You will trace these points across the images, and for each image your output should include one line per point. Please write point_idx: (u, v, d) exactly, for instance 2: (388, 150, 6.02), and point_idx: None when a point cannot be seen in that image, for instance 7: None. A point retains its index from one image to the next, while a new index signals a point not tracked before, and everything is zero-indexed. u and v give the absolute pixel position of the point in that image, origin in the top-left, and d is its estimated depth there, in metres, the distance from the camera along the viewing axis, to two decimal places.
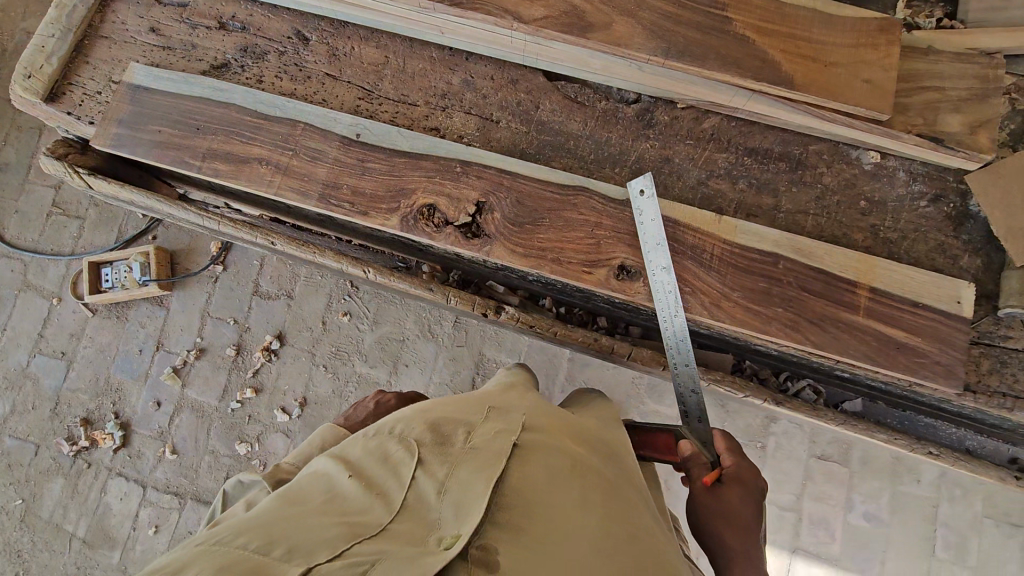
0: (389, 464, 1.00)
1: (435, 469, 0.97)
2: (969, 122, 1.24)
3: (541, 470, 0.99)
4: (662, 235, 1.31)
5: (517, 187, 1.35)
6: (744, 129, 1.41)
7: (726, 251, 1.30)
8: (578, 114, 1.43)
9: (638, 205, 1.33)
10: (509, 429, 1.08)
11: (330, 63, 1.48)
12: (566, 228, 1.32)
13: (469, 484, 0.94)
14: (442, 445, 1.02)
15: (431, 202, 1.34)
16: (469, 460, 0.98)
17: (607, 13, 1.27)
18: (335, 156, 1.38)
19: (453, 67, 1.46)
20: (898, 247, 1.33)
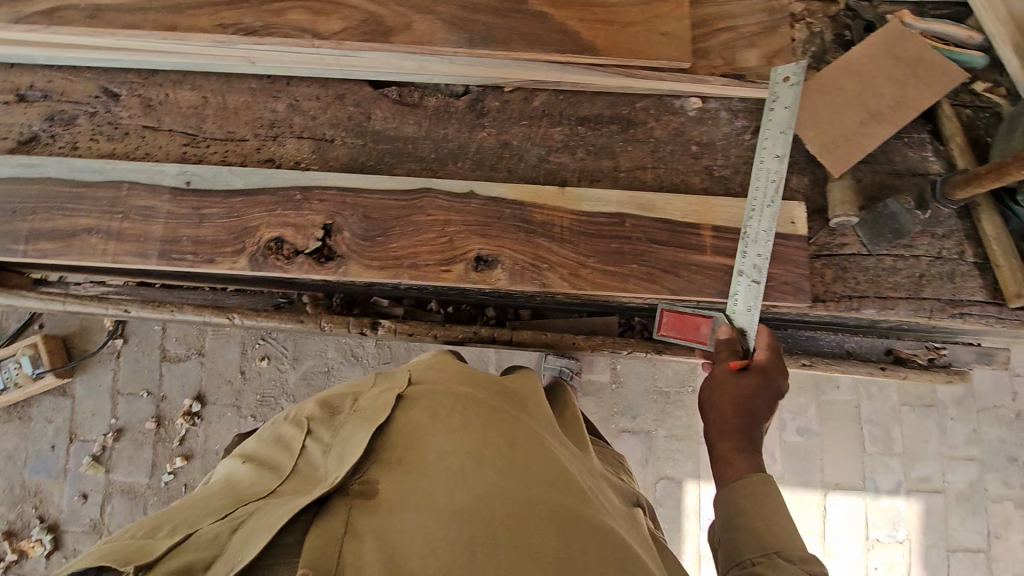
0: (284, 445, 1.17)
1: (322, 438, 1.13)
2: (765, 54, 1.32)
3: (423, 409, 1.12)
4: (511, 219, 1.33)
5: (360, 202, 1.34)
6: (572, 100, 1.44)
7: (576, 221, 1.33)
8: (410, 116, 1.44)
9: (483, 194, 1.35)
10: (391, 386, 1.23)
11: (146, 114, 1.42)
12: (418, 232, 1.32)
13: (348, 440, 1.08)
14: (330, 417, 1.19)
15: (276, 235, 1.31)
16: (353, 421, 1.14)
17: (406, 15, 1.27)
18: (168, 210, 1.33)
19: (276, 94, 1.43)
20: (734, 181, 1.41)
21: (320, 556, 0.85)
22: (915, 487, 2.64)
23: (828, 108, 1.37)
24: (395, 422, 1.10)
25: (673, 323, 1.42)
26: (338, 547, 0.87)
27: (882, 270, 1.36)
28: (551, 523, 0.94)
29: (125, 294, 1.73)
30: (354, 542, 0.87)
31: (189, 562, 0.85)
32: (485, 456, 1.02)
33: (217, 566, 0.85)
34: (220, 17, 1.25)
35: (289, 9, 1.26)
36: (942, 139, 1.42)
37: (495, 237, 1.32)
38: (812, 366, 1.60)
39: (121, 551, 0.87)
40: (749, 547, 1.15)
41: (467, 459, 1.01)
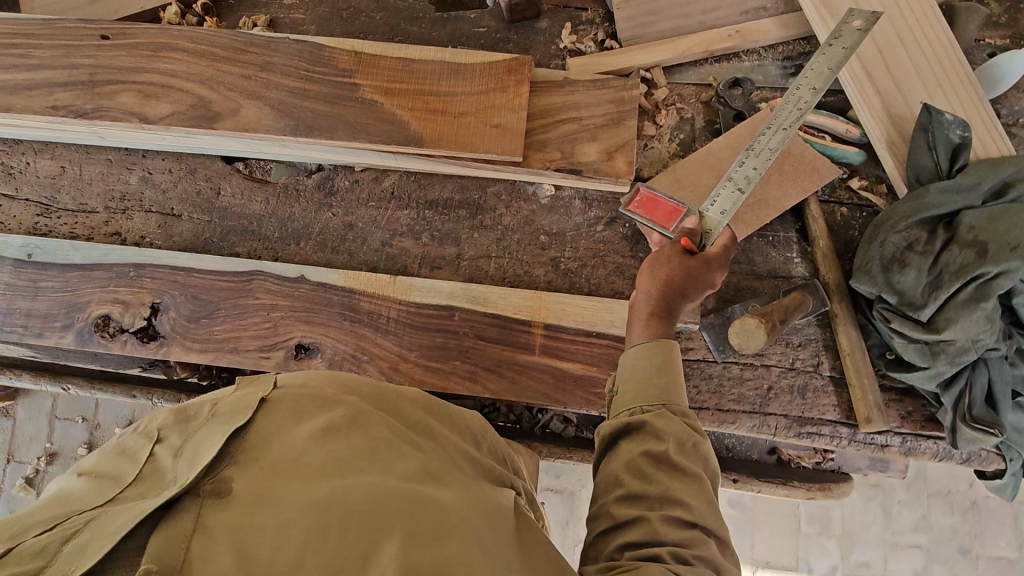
0: (118, 457, 0.73)
1: (172, 446, 0.72)
2: (605, 148, 1.25)
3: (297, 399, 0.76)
4: (338, 307, 1.30)
5: (190, 282, 1.33)
6: (422, 182, 1.41)
7: (402, 312, 1.29)
8: (259, 193, 1.42)
9: (312, 279, 1.32)
10: (260, 384, 0.80)
11: (6, 182, 1.45)
12: (243, 316, 1.30)
13: (204, 440, 0.70)
14: (184, 421, 0.76)
15: (104, 312, 1.32)
16: (214, 422, 0.74)
17: (235, 100, 1.26)
18: (7, 281, 1.35)
19: (130, 166, 1.45)
20: (578, 274, 1.34)
21: (162, 550, 0.59)
22: (852, 573, 2.47)
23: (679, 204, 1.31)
24: (271, 408, 0.75)
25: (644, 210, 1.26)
26: (186, 545, 0.60)
27: (727, 380, 1.27)
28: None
29: None
30: (205, 538, 0.61)
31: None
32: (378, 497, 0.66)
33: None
34: (53, 98, 1.27)
35: (121, 92, 1.27)
36: (809, 240, 1.31)
37: (319, 324, 1.29)
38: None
39: None
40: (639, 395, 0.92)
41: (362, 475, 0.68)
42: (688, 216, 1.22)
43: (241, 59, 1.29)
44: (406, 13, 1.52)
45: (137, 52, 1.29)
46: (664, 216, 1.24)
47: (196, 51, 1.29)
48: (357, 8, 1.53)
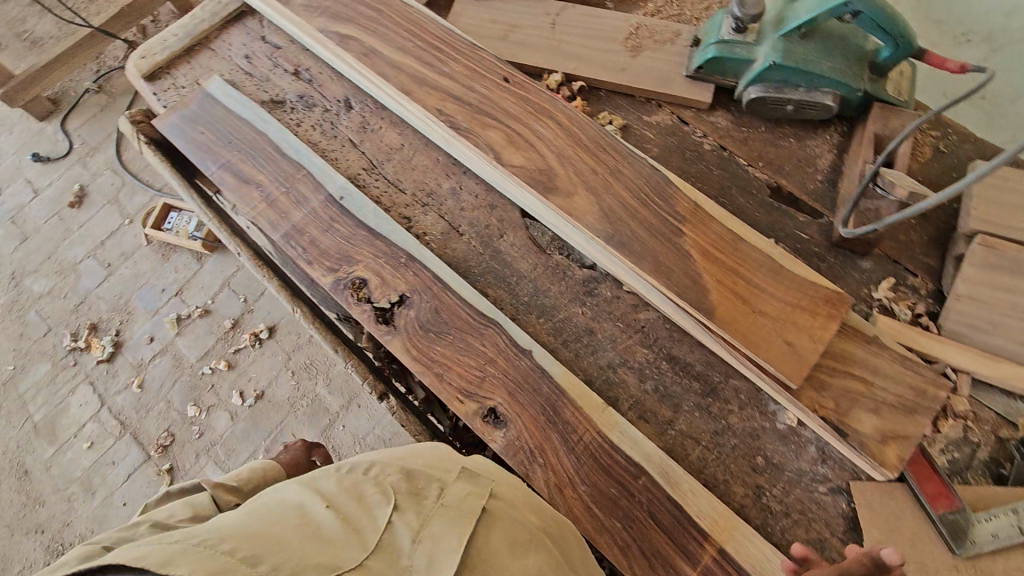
0: (363, 505, 0.98)
1: (411, 517, 0.97)
2: (884, 429, 1.15)
3: (507, 531, 1.01)
4: (543, 398, 1.32)
5: (441, 296, 1.43)
6: (674, 335, 1.40)
7: (596, 442, 1.27)
8: (532, 256, 1.51)
9: (536, 360, 1.35)
10: (480, 491, 1.07)
11: (357, 132, 1.69)
12: (463, 352, 1.36)
13: (440, 537, 0.95)
14: (416, 498, 1.02)
15: (364, 277, 1.46)
16: (445, 512, 1.00)
17: (574, 184, 1.36)
18: (315, 208, 1.55)
19: (450, 174, 1.61)
20: (775, 520, 1.23)
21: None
22: None
23: (924, 527, 1.16)
24: (492, 526, 1.00)
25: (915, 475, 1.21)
26: None
27: None
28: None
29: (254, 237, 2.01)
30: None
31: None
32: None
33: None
34: (442, 104, 1.46)
35: (492, 126, 1.43)
36: None
37: (519, 402, 1.31)
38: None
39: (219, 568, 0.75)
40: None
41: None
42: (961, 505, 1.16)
43: (598, 154, 1.39)
44: (742, 183, 1.55)
45: (522, 104, 1.45)
46: (930, 493, 1.18)
47: (567, 129, 1.42)
48: (702, 155, 1.60)
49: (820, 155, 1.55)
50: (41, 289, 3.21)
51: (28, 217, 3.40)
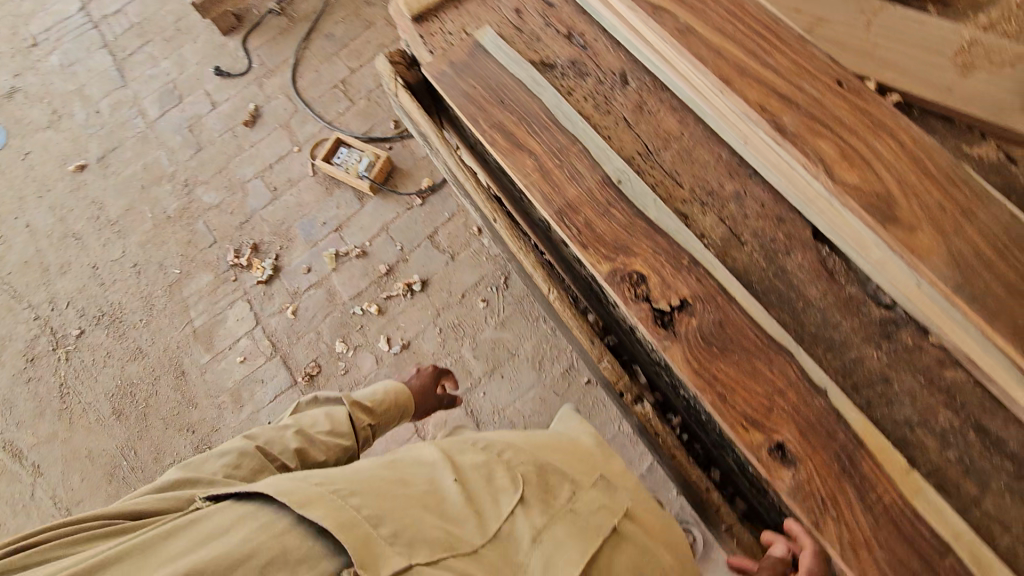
0: (491, 492, 1.22)
1: (535, 513, 1.19)
2: None
3: (629, 556, 1.24)
4: (839, 446, 1.20)
5: (727, 310, 1.32)
6: (987, 404, 1.25)
7: (899, 507, 1.16)
8: (821, 282, 1.38)
9: (830, 401, 1.23)
10: (613, 510, 1.30)
11: (633, 112, 1.58)
12: (750, 376, 1.26)
13: (563, 545, 1.15)
14: (546, 497, 1.24)
15: (643, 273, 1.37)
16: (568, 518, 1.22)
17: (919, 218, 1.21)
18: (591, 186, 1.47)
19: (734, 175, 1.49)
20: None
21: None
22: None
23: None
24: (619, 540, 1.24)
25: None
26: None
27: None
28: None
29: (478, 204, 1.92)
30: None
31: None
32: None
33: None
34: (765, 101, 1.33)
35: (823, 136, 1.29)
36: None
37: (811, 444, 1.21)
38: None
39: (343, 518, 1.01)
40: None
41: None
42: None
43: (947, 188, 1.22)
44: None
45: (859, 115, 1.29)
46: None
47: (911, 153, 1.26)
48: None
49: None
50: (210, 201, 3.34)
51: (205, 129, 3.51)
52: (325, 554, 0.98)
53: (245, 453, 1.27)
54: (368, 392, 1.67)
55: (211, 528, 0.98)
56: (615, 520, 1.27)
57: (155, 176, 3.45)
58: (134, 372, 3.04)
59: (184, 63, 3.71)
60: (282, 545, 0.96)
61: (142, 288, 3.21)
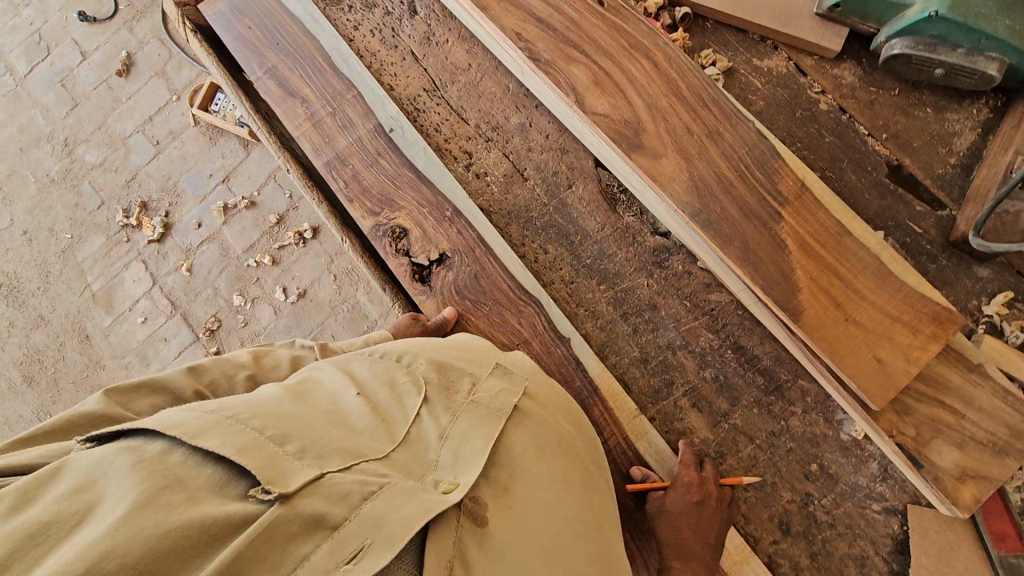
0: (393, 396, 0.87)
1: (439, 412, 0.86)
2: (965, 466, 1.06)
3: (540, 431, 0.91)
4: (575, 391, 1.25)
5: (484, 262, 1.32)
6: (745, 323, 1.28)
7: (624, 447, 1.21)
8: (600, 214, 1.37)
9: (573, 350, 1.26)
10: (511, 384, 0.96)
11: (421, 44, 1.49)
12: (497, 327, 1.29)
13: (470, 435, 0.84)
14: (445, 395, 0.89)
15: (405, 227, 1.35)
16: (472, 410, 0.88)
17: (665, 144, 1.19)
18: (361, 135, 1.41)
19: (520, 107, 1.43)
20: (818, 529, 1.19)
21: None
22: None
23: (948, 540, 1.16)
24: (523, 416, 0.91)
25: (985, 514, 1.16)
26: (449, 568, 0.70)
27: None
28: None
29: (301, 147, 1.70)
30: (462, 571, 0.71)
31: (321, 511, 0.65)
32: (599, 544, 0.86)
33: (327, 542, 0.64)
34: (521, 28, 1.27)
35: (578, 62, 1.24)
36: None
37: None
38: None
39: (250, 446, 0.66)
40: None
41: (596, 531, 0.87)
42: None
43: (696, 109, 1.19)
44: (857, 156, 1.34)
45: (615, 35, 1.24)
46: (996, 535, 1.15)
47: (664, 74, 1.21)
48: (813, 117, 1.37)
49: (958, 132, 1.32)
50: (94, 160, 3.22)
51: (78, 83, 3.32)
52: (224, 483, 0.64)
53: (156, 382, 0.86)
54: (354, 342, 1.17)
55: (86, 470, 0.61)
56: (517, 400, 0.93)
57: (33, 137, 3.30)
58: (39, 339, 3.07)
59: (45, 9, 3.42)
60: (177, 476, 0.62)
61: (36, 255, 3.16)
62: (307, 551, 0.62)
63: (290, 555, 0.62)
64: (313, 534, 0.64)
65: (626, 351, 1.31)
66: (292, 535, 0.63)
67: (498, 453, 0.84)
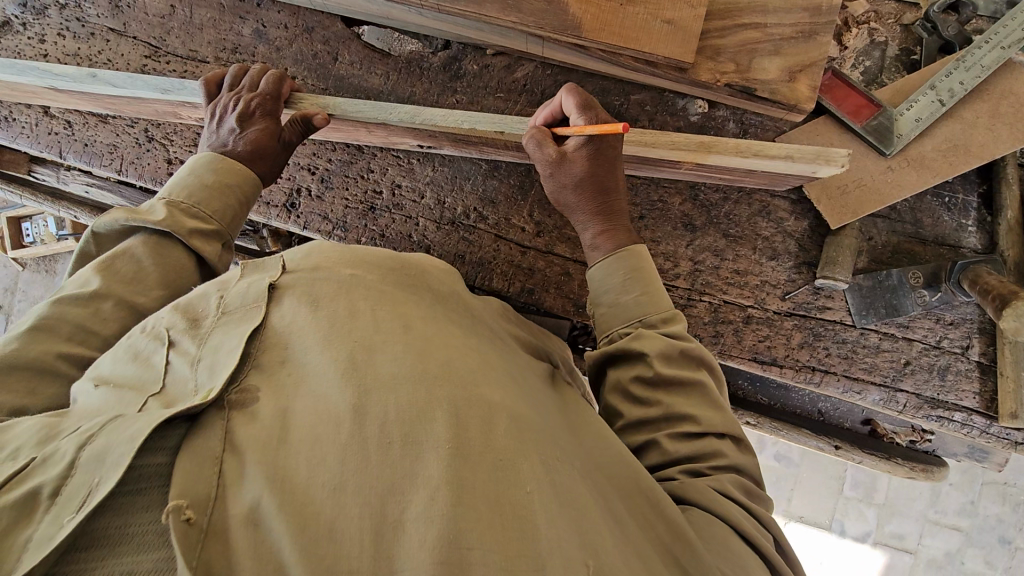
0: (142, 361, 0.73)
1: (187, 342, 0.72)
2: (791, 66, 1.08)
3: (308, 287, 0.74)
4: (464, 187, 1.27)
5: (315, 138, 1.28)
6: (559, 77, 1.24)
7: (535, 199, 1.25)
8: (378, 65, 1.30)
9: (440, 155, 1.26)
10: (268, 270, 0.79)
11: (113, 15, 1.35)
12: (362, 172, 1.29)
13: (224, 343, 0.69)
14: (194, 325, 0.74)
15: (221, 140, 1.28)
16: (226, 321, 0.73)
17: None
18: (111, 40, 1.35)
19: (244, 15, 1.32)
20: (717, 209, 1.22)
21: (187, 484, 0.56)
22: (883, 542, 2.69)
23: None
24: (282, 293, 0.74)
25: (831, 98, 1.14)
26: (216, 467, 0.57)
27: (861, 347, 1.18)
28: (578, 461, 0.68)
29: (107, 193, 1.59)
30: (235, 464, 0.57)
31: (33, 486, 0.56)
32: (430, 349, 0.68)
33: (50, 511, 0.54)
34: None
35: None
36: (992, 209, 1.15)
37: (437, 196, 1.27)
38: (757, 427, 1.48)
39: None
40: (620, 317, 0.98)
41: (422, 337, 0.69)
42: (874, 109, 1.12)
43: None
44: None
45: None
46: (851, 110, 1.13)
47: None
48: None
49: None
50: None
51: None
52: None
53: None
54: (188, 179, 1.04)
55: None
56: (279, 278, 0.76)
57: None
58: None
59: None
60: None
61: None
62: (31, 531, 0.53)
63: (10, 546, 0.52)
64: (32, 512, 0.54)
65: (473, 170, 1.27)
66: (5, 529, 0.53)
67: (268, 329, 0.70)
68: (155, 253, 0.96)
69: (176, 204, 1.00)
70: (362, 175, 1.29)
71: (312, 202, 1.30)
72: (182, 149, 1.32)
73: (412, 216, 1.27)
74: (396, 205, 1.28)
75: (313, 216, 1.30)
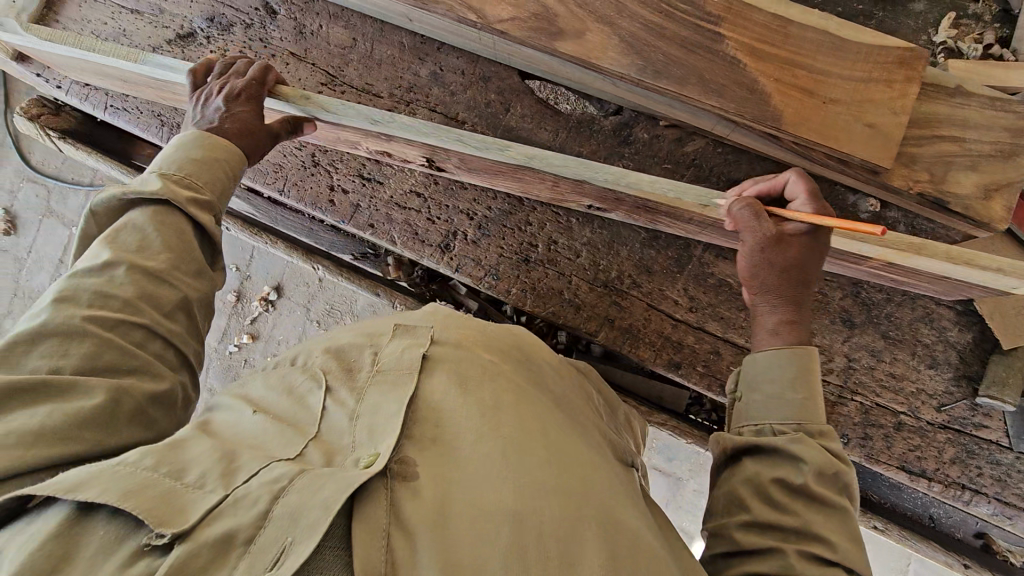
0: (295, 400, 0.77)
1: (344, 395, 0.75)
2: (986, 183, 1.07)
3: (459, 371, 0.76)
4: (620, 250, 1.27)
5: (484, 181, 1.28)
6: (730, 158, 1.25)
7: (692, 274, 1.25)
8: (549, 122, 1.32)
9: (605, 221, 1.28)
10: (418, 339, 0.82)
11: (296, 41, 1.39)
12: (520, 224, 1.30)
13: (383, 405, 0.72)
14: (350, 377, 0.77)
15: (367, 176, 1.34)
16: (380, 381, 0.75)
17: (582, 19, 1.12)
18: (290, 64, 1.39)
19: (424, 57, 1.35)
20: (879, 309, 1.21)
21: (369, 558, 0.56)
22: None
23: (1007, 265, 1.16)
24: (434, 364, 0.77)
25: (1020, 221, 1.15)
26: (386, 540, 0.58)
27: (1016, 472, 1.15)
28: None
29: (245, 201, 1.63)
30: (406, 547, 0.58)
31: (228, 529, 0.57)
32: (551, 451, 0.70)
33: (244, 559, 0.55)
34: None
35: None
36: None
37: (594, 257, 1.28)
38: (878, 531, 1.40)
39: (141, 490, 0.59)
40: (773, 414, 0.96)
41: (550, 438, 0.72)
42: None
43: None
44: None
45: None
46: None
47: None
48: None
49: None
50: None
51: None
52: (117, 531, 0.57)
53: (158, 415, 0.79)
54: (179, 153, 1.04)
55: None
56: (429, 349, 0.80)
57: None
58: None
59: None
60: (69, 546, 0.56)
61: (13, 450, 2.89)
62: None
63: None
64: (227, 556, 0.55)
65: (634, 237, 1.27)
66: (203, 567, 0.54)
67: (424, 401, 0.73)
68: (156, 220, 0.96)
69: (169, 175, 1.00)
70: (519, 227, 1.30)
71: (467, 246, 1.31)
72: (345, 178, 1.35)
73: (566, 273, 1.28)
74: (550, 261, 1.28)
75: (466, 260, 1.31)
